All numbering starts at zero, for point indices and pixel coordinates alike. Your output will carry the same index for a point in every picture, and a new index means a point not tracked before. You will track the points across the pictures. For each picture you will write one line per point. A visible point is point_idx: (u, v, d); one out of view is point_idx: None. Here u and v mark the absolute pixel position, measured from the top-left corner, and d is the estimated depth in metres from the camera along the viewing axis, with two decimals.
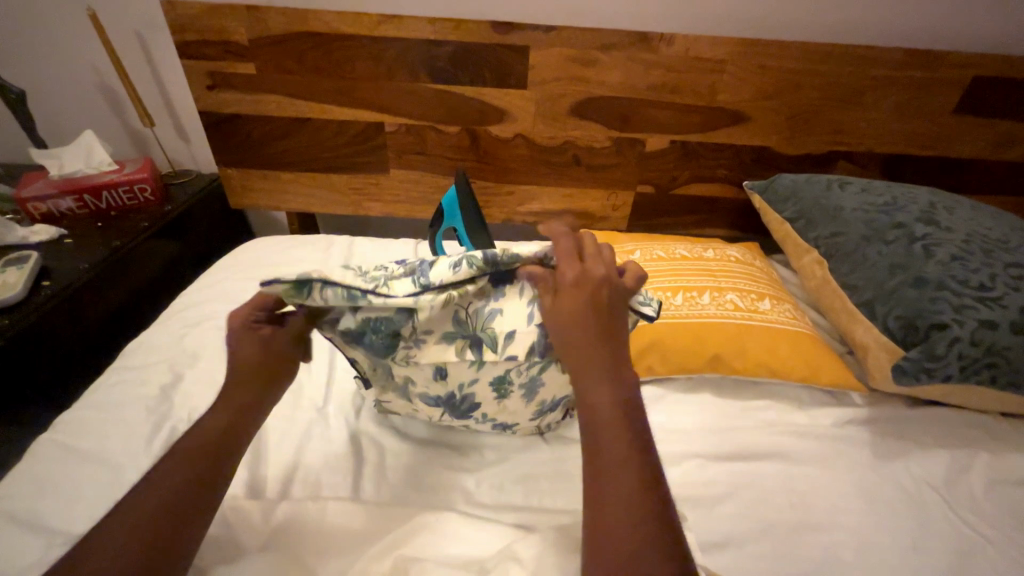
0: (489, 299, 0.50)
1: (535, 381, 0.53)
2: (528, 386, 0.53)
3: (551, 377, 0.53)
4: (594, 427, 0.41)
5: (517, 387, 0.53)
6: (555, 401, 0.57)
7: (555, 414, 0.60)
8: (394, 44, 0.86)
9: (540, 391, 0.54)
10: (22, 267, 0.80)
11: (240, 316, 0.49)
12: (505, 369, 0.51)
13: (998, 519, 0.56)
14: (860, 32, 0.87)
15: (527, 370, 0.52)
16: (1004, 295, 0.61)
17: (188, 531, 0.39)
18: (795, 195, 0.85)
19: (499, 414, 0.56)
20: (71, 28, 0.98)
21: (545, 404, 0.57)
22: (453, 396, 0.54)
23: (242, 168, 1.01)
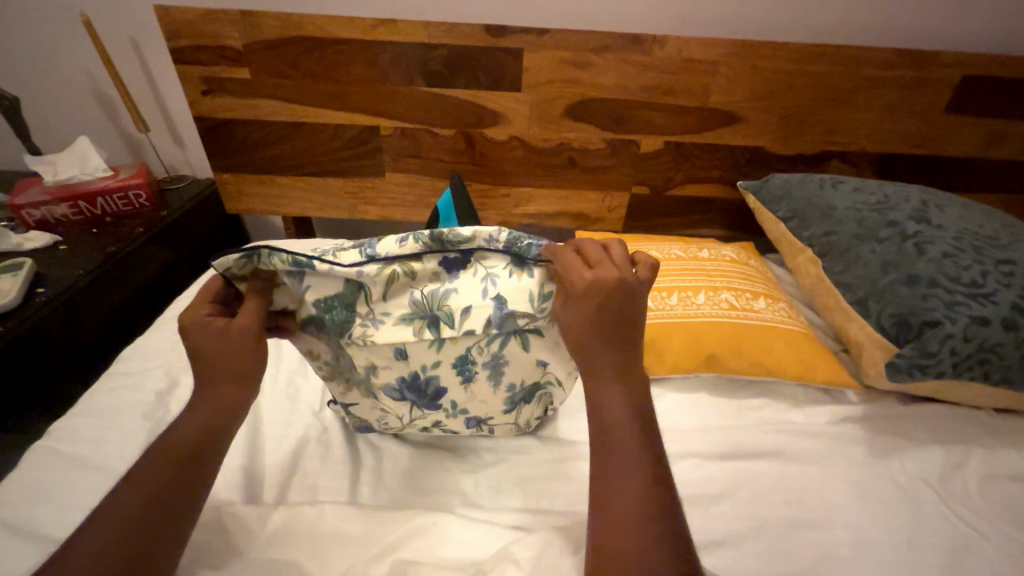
0: (443, 279, 0.49)
1: (496, 359, 0.52)
2: (492, 363, 0.52)
3: (513, 356, 0.52)
4: (606, 429, 0.42)
5: (480, 366, 0.52)
6: (526, 388, 0.56)
7: (529, 407, 0.59)
8: (389, 49, 0.86)
9: (505, 369, 0.53)
10: (17, 274, 0.81)
11: (192, 311, 0.45)
12: (465, 348, 0.51)
13: (992, 514, 0.57)
14: (851, 32, 0.88)
15: (487, 348, 0.51)
16: (994, 291, 0.62)
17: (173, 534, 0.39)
18: (789, 194, 0.85)
19: (469, 403, 0.56)
20: (65, 35, 0.98)
21: (512, 391, 0.56)
22: (416, 379, 0.53)
23: (238, 173, 1.02)
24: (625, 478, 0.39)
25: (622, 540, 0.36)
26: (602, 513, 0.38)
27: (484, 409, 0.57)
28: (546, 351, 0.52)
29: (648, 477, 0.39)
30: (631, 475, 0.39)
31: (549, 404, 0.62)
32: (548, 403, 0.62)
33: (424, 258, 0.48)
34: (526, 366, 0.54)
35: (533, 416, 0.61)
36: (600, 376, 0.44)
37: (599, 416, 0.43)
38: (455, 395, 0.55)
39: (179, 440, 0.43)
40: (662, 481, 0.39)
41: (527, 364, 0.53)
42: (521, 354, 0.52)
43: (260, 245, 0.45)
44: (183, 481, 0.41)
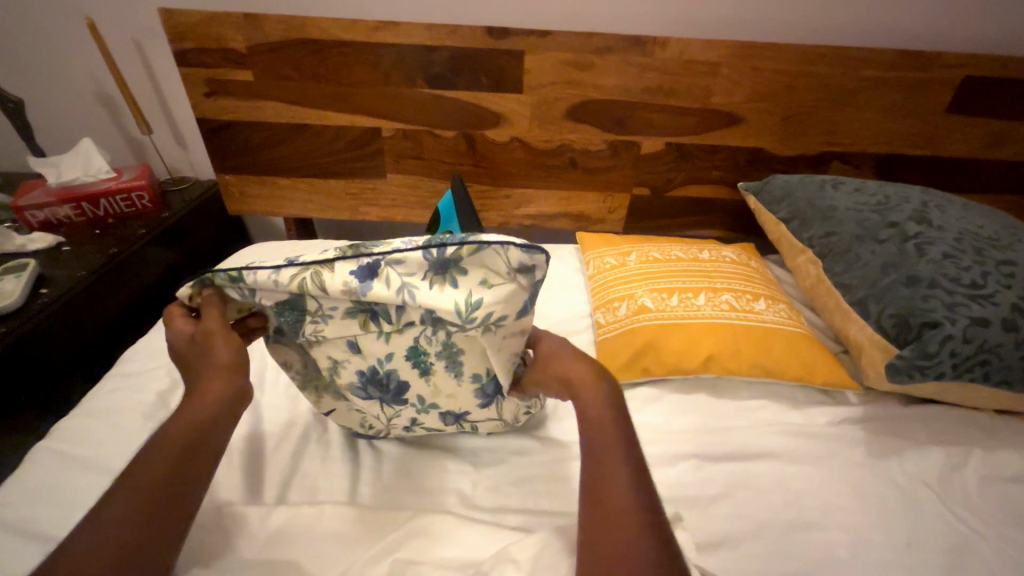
0: (359, 294, 0.44)
1: (450, 349, 0.50)
2: (447, 353, 0.51)
3: (464, 345, 0.50)
4: (593, 439, 0.45)
5: (435, 356, 0.51)
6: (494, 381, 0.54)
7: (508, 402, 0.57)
8: (390, 51, 0.86)
9: (462, 359, 0.51)
10: (20, 274, 0.81)
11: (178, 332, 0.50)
12: (414, 338, 0.50)
13: (992, 515, 0.57)
14: (851, 33, 0.88)
15: (436, 338, 0.50)
16: (994, 292, 0.62)
17: (170, 527, 0.39)
18: (789, 195, 0.85)
19: (437, 398, 0.55)
20: (69, 37, 0.99)
21: (480, 383, 0.53)
22: (376, 373, 0.52)
23: (241, 174, 1.02)
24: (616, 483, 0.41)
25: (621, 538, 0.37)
26: (595, 517, 0.39)
27: (455, 405, 0.56)
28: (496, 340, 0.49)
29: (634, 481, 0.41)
30: (618, 477, 0.41)
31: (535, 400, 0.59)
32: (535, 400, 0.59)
33: (337, 268, 0.44)
34: (483, 359, 0.51)
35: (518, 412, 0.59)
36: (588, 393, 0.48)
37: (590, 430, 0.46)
38: (419, 389, 0.54)
39: (180, 434, 0.44)
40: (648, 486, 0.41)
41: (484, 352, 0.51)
42: (472, 339, 0.50)
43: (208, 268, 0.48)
44: (180, 478, 0.41)
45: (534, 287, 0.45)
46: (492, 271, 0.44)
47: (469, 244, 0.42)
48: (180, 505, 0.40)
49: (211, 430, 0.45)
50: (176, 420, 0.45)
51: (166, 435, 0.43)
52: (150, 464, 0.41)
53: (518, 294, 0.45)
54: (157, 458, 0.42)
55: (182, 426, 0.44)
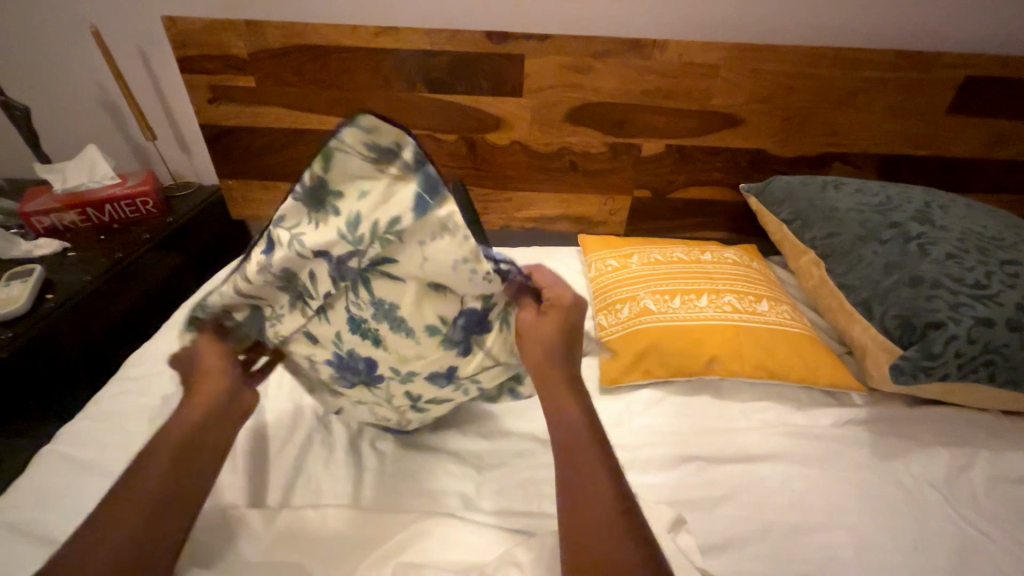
0: (265, 265, 0.44)
1: (385, 306, 0.48)
2: (383, 312, 0.48)
3: (393, 296, 0.47)
4: (565, 435, 0.45)
5: (375, 320, 0.49)
6: (452, 328, 0.49)
7: (499, 341, 0.51)
8: (391, 56, 0.87)
9: (400, 312, 0.48)
10: (26, 280, 0.82)
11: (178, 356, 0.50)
12: (345, 308, 0.49)
13: (999, 516, 0.56)
14: (852, 35, 0.88)
15: (365, 301, 0.48)
16: (999, 292, 0.62)
17: (172, 528, 0.40)
18: (791, 196, 0.85)
19: (411, 365, 0.51)
20: (74, 45, 1.00)
21: (440, 333, 0.49)
22: (343, 358, 0.51)
23: (244, 180, 1.03)
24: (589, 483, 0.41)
25: (595, 541, 0.37)
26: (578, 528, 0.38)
27: (437, 367, 0.51)
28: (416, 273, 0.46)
29: (610, 480, 0.41)
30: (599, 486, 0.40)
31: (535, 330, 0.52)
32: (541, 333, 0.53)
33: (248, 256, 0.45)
34: (426, 303, 0.48)
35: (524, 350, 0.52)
36: (551, 386, 0.48)
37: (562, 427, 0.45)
38: (384, 361, 0.51)
39: (181, 438, 0.44)
40: (625, 493, 0.40)
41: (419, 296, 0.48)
42: (401, 288, 0.47)
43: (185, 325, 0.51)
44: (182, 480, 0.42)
45: (413, 171, 0.41)
46: (357, 177, 0.42)
47: (321, 161, 0.41)
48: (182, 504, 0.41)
49: (209, 435, 0.45)
50: (177, 419, 0.45)
51: (169, 436, 0.44)
52: (153, 466, 0.42)
53: (404, 187, 0.42)
54: (160, 462, 0.42)
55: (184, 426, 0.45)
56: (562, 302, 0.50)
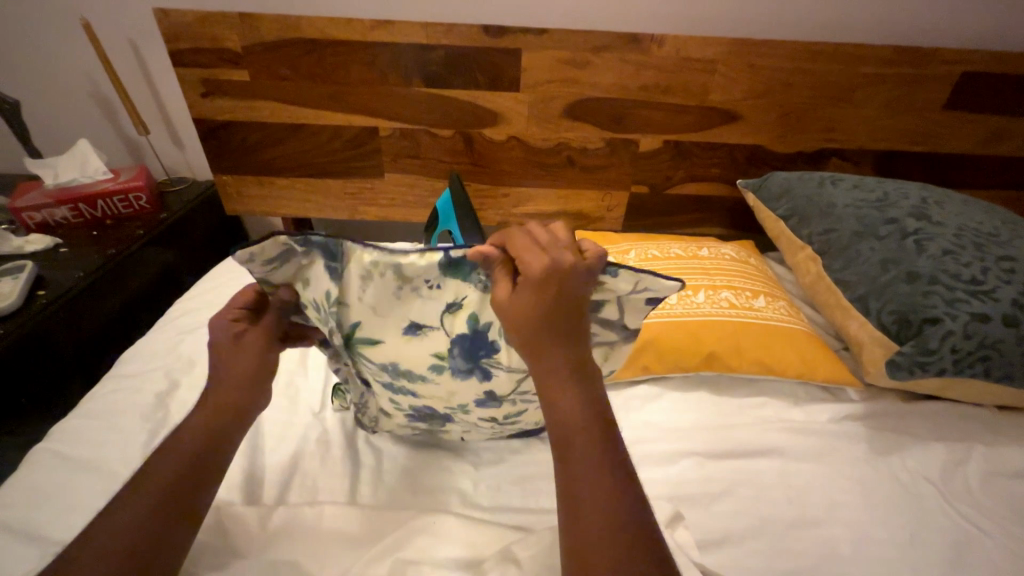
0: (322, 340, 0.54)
1: (393, 367, 0.51)
2: (397, 372, 0.51)
3: (391, 357, 0.50)
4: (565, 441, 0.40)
5: (406, 380, 0.52)
6: (452, 364, 0.50)
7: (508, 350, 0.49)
8: (387, 50, 0.86)
9: (405, 366, 0.50)
10: (17, 276, 0.81)
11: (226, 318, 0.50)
12: (382, 380, 0.53)
13: (995, 510, 0.57)
14: (849, 30, 0.88)
15: (377, 368, 0.52)
16: (995, 288, 0.62)
17: (176, 535, 0.40)
18: (788, 192, 0.85)
19: (451, 399, 0.53)
20: (64, 37, 0.98)
21: (445, 368, 0.50)
22: (419, 412, 0.56)
23: (238, 175, 1.02)
24: (594, 497, 0.37)
25: (594, 546, 0.35)
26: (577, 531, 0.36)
27: (476, 396, 0.52)
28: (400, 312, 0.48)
29: (611, 475, 0.38)
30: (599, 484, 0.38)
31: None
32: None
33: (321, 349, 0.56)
34: (418, 346, 0.49)
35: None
36: (546, 370, 0.42)
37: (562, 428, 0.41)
38: (434, 403, 0.53)
39: (189, 451, 0.44)
40: (630, 492, 0.38)
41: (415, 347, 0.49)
42: (398, 346, 0.49)
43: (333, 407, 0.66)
44: (192, 491, 0.42)
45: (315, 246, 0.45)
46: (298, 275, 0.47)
47: (255, 281, 0.48)
48: (184, 512, 0.41)
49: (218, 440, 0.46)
50: (183, 428, 0.46)
51: (176, 444, 0.45)
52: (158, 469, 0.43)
53: (319, 264, 0.46)
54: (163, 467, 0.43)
55: (189, 430, 0.46)
56: (529, 267, 0.42)
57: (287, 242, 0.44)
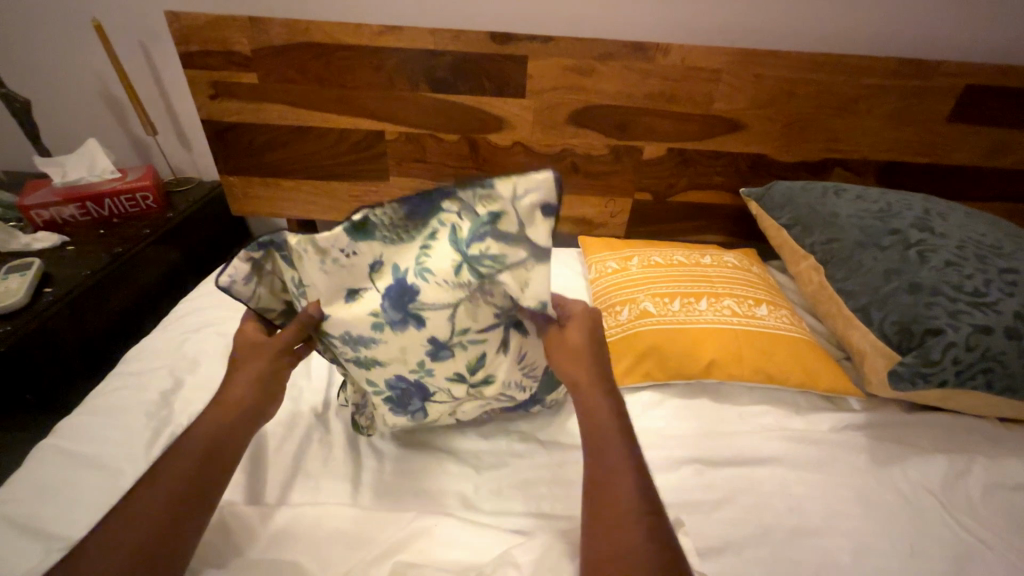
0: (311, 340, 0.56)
1: (349, 336, 0.51)
2: (349, 340, 0.51)
3: (344, 327, 0.51)
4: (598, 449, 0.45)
5: (363, 349, 0.52)
6: (391, 312, 0.49)
7: (430, 287, 0.48)
8: (394, 55, 0.87)
9: (355, 332, 0.51)
10: (24, 273, 0.82)
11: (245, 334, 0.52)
12: (347, 355, 0.53)
13: (995, 522, 0.57)
14: (853, 41, 0.89)
15: (339, 344, 0.53)
16: (998, 300, 0.62)
17: (191, 531, 0.41)
18: (791, 201, 0.86)
19: (406, 360, 0.52)
20: (76, 37, 1.00)
21: (382, 323, 0.50)
22: (394, 391, 0.55)
23: (244, 176, 1.02)
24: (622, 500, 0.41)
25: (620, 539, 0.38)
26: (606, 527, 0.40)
27: (425, 348, 0.51)
28: (334, 283, 0.50)
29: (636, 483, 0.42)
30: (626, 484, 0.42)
31: (421, 243, 0.48)
32: (436, 230, 0.48)
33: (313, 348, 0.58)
34: (356, 309, 0.50)
35: (447, 267, 0.47)
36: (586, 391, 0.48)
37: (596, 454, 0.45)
38: (398, 370, 0.53)
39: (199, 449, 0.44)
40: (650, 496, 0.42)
41: (355, 309, 0.50)
42: (346, 314, 0.50)
43: (333, 410, 0.66)
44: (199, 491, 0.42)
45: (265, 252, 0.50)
46: (266, 280, 0.52)
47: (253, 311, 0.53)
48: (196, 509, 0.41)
49: (227, 440, 0.46)
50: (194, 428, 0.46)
51: (187, 440, 0.45)
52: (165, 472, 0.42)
53: (278, 264, 0.51)
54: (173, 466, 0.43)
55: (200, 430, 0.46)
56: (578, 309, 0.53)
57: (248, 256, 0.50)
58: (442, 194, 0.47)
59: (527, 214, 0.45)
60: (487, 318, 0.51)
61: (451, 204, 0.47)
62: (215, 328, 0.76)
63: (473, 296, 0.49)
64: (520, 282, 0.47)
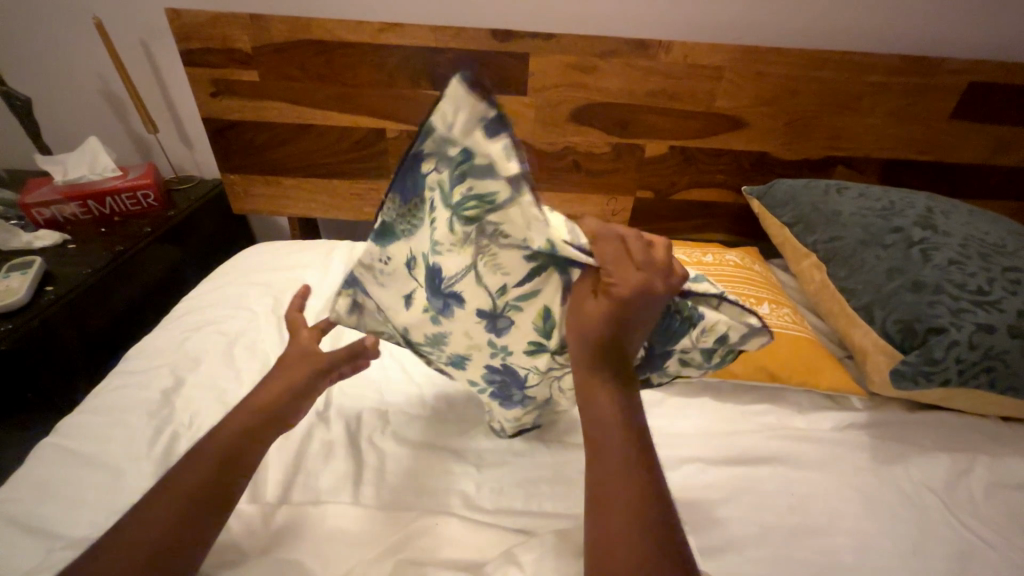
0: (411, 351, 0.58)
1: (429, 339, 0.54)
2: (434, 339, 0.54)
3: (421, 333, 0.54)
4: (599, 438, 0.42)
5: (447, 346, 0.54)
6: (435, 292, 0.49)
7: (448, 258, 0.47)
8: (395, 52, 0.87)
9: (430, 330, 0.53)
10: (25, 272, 0.82)
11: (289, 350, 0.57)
12: (444, 355, 0.56)
13: (997, 521, 0.57)
14: (857, 38, 0.88)
15: (428, 349, 0.56)
16: (1001, 299, 0.62)
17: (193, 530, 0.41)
18: (794, 200, 0.85)
19: (479, 343, 0.52)
20: (76, 35, 0.99)
21: (430, 311, 0.51)
22: (497, 381, 0.55)
23: (245, 174, 1.02)
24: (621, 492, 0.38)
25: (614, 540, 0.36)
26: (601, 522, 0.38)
27: (483, 326, 0.50)
28: (393, 296, 0.53)
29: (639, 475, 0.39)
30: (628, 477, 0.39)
31: (426, 220, 0.48)
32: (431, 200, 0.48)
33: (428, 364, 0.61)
34: (413, 314, 0.53)
35: (444, 230, 0.46)
36: (590, 376, 0.45)
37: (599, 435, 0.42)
38: (481, 357, 0.53)
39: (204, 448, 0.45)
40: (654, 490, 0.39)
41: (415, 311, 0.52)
42: (415, 319, 0.53)
43: (334, 409, 0.66)
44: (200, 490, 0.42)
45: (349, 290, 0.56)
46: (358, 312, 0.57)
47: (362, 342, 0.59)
48: (197, 508, 0.41)
49: (238, 453, 0.46)
50: None
51: None
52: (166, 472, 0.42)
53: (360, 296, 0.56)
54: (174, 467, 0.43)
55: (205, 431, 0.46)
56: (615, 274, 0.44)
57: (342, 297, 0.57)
58: (410, 160, 0.47)
59: (464, 134, 0.42)
60: (518, 265, 0.46)
61: (427, 167, 0.47)
62: (216, 327, 0.76)
63: (491, 246, 0.46)
64: (523, 216, 0.43)
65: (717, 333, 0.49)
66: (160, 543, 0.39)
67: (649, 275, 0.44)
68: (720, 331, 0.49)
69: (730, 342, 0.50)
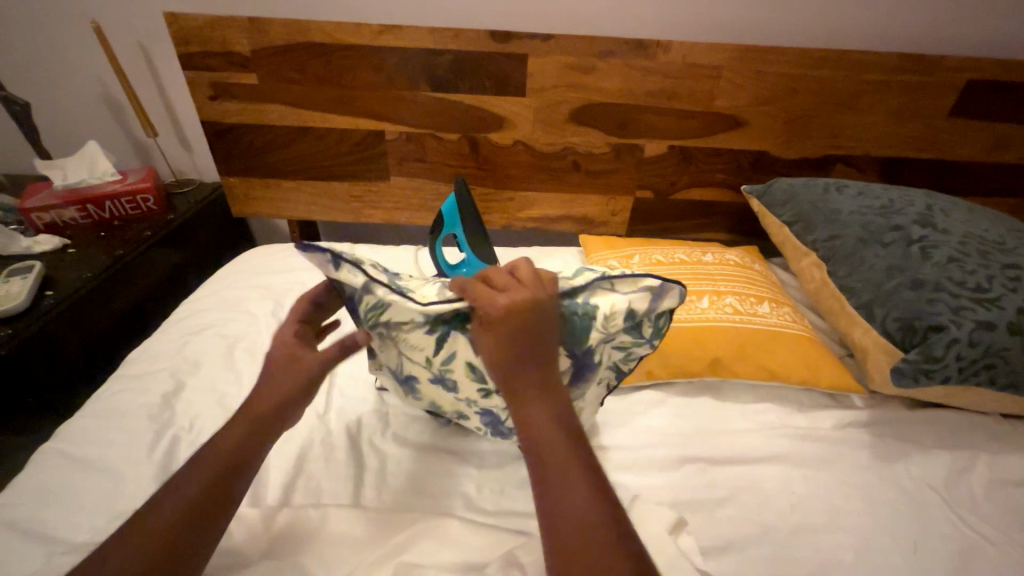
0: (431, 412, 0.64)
1: (429, 406, 0.59)
2: (429, 403, 0.58)
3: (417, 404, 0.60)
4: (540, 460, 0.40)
5: (441, 405, 0.57)
6: (397, 371, 0.56)
7: (386, 354, 0.55)
8: (394, 54, 0.87)
9: (419, 399, 0.58)
10: (25, 277, 0.82)
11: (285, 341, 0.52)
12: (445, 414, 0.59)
13: (999, 519, 0.56)
14: (855, 36, 0.88)
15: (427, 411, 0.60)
16: (1000, 296, 0.62)
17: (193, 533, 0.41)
18: (793, 198, 0.85)
19: (450, 399, 0.55)
20: (75, 40, 0.99)
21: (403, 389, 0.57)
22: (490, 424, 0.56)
23: (244, 177, 1.02)
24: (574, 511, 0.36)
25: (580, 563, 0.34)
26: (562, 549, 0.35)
27: (438, 389, 0.54)
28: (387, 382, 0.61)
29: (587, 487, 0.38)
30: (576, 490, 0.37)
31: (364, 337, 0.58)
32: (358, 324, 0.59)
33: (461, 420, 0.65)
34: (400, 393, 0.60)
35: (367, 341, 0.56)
36: (519, 396, 0.42)
37: (536, 454, 0.40)
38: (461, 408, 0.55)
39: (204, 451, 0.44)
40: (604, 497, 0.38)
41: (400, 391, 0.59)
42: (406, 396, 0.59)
43: (335, 412, 0.66)
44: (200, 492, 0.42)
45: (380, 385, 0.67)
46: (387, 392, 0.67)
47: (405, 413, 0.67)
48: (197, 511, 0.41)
49: (249, 454, 0.46)
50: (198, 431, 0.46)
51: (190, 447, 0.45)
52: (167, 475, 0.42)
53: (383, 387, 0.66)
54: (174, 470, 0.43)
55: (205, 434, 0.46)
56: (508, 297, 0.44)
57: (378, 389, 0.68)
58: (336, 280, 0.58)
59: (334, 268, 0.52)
60: (424, 340, 0.51)
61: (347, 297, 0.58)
62: (217, 330, 0.76)
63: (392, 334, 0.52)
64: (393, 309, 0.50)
65: (623, 314, 0.50)
66: (163, 548, 0.38)
67: (529, 290, 0.44)
68: (625, 311, 0.50)
69: (640, 316, 0.51)
